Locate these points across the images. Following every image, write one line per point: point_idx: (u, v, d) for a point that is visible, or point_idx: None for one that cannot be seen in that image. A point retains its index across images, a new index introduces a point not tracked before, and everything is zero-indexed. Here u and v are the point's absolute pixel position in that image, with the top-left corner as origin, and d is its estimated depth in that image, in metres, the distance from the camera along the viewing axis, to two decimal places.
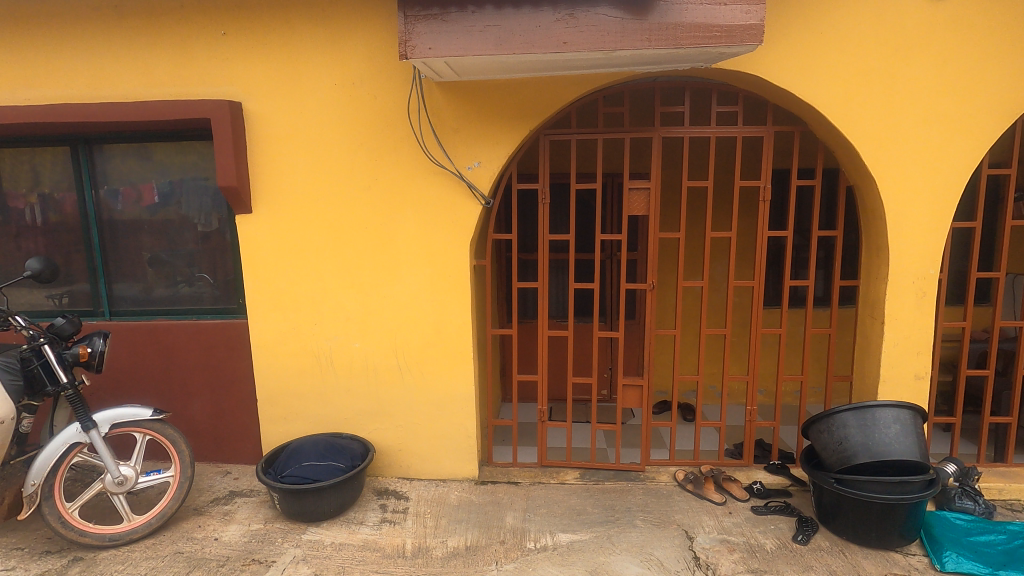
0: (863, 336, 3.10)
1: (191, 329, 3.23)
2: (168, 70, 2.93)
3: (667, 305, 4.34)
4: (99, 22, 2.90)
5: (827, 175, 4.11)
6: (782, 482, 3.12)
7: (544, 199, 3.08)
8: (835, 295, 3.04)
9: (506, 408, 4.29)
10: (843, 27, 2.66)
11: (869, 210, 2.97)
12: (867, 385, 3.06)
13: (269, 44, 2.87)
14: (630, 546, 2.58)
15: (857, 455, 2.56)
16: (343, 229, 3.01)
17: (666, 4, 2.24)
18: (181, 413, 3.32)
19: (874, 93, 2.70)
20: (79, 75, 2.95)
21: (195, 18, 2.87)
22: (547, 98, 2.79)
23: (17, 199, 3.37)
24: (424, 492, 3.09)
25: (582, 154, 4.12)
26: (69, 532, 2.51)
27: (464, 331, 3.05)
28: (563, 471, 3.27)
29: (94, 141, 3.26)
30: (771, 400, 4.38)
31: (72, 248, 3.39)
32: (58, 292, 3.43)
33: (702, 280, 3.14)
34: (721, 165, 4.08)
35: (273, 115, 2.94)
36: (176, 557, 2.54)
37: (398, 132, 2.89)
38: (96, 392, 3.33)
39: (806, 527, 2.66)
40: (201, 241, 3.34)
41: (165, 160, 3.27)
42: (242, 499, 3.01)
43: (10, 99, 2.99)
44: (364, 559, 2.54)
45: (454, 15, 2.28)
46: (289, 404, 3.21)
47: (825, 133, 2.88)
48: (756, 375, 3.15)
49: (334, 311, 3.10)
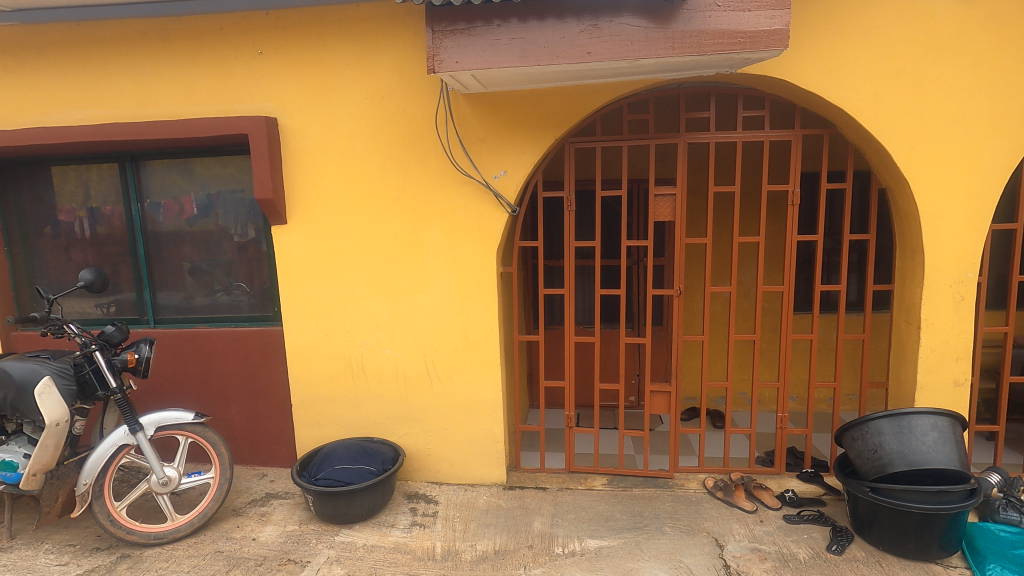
0: (899, 342, 3.03)
1: (230, 336, 3.36)
2: (208, 88, 3.07)
3: (695, 310, 4.31)
4: (145, 46, 3.06)
5: (859, 178, 4.04)
6: (815, 491, 3.06)
7: (568, 207, 3.08)
8: (868, 300, 2.98)
9: (533, 414, 4.33)
10: (871, 29, 2.63)
11: (903, 213, 2.91)
12: (904, 392, 2.99)
13: (303, 60, 2.98)
14: (658, 553, 2.57)
15: (893, 463, 2.50)
16: (373, 237, 3.10)
17: (689, 12, 2.26)
18: (220, 417, 3.44)
19: (905, 95, 2.66)
20: (126, 94, 3.12)
21: (233, 37, 3.01)
22: (572, 108, 2.83)
23: (67, 213, 3.56)
24: (453, 496, 3.14)
25: (607, 161, 4.16)
26: (117, 530, 2.63)
27: (490, 339, 3.09)
28: (591, 477, 3.29)
29: (140, 158, 3.43)
30: (803, 406, 4.29)
31: (119, 259, 3.57)
32: (106, 301, 3.61)
33: (730, 286, 3.09)
34: (748, 169, 4.05)
35: (306, 129, 3.05)
36: (217, 556, 2.63)
37: (426, 144, 2.97)
38: (141, 396, 3.49)
39: (840, 537, 2.61)
40: (239, 251, 3.47)
41: (204, 173, 3.42)
42: (278, 500, 3.12)
43: (63, 119, 3.18)
44: (395, 560, 2.59)
45: (480, 29, 2.34)
46: (322, 408, 3.30)
47: (855, 135, 2.84)
48: (786, 381, 3.10)
49: (365, 319, 3.19)
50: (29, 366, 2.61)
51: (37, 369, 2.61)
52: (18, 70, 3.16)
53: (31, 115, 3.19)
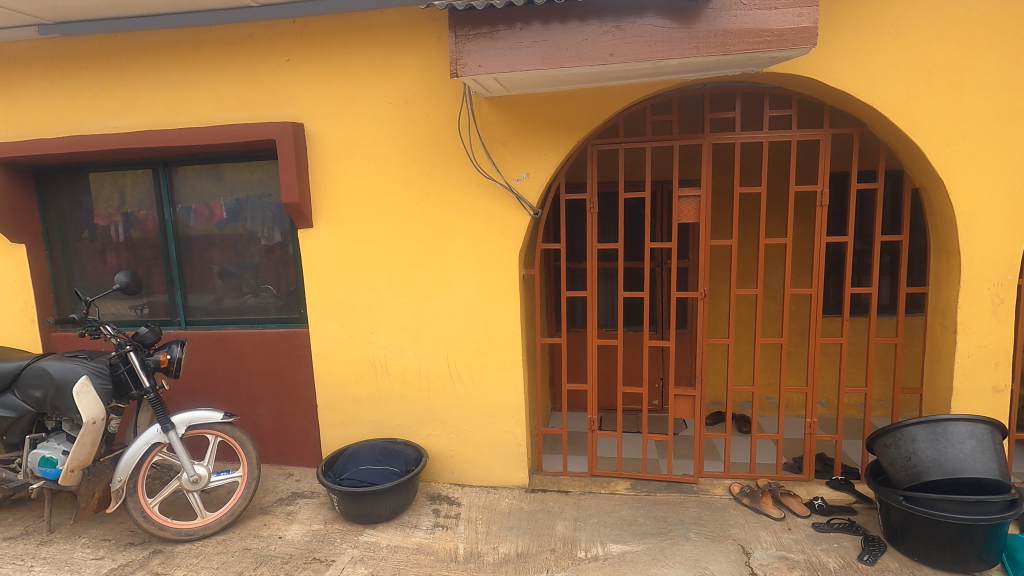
0: (934, 347, 2.94)
1: (258, 338, 3.42)
2: (237, 95, 3.14)
3: (720, 312, 4.25)
4: (177, 55, 3.15)
5: (891, 178, 3.94)
6: (845, 498, 2.99)
7: (591, 210, 3.06)
8: (902, 302, 2.88)
9: (556, 416, 4.31)
10: (903, 25, 2.56)
11: (937, 213, 2.82)
12: (939, 398, 2.89)
13: (328, 66, 3.04)
14: (683, 560, 2.53)
15: (928, 471, 2.42)
16: (396, 240, 3.13)
17: (714, 11, 2.23)
18: (248, 417, 3.51)
19: (939, 92, 2.58)
20: (159, 103, 3.21)
21: (261, 46, 3.07)
22: (594, 110, 2.82)
23: (103, 218, 3.68)
24: (476, 498, 3.14)
25: (630, 163, 4.13)
26: (150, 526, 2.70)
27: (513, 341, 3.10)
28: (614, 481, 3.26)
29: (172, 164, 3.53)
30: (832, 412, 4.19)
31: (152, 262, 3.68)
32: (140, 304, 3.73)
33: (756, 289, 3.02)
34: (775, 169, 3.98)
35: (332, 134, 3.10)
36: (245, 553, 2.69)
37: (449, 147, 2.99)
38: (173, 396, 3.58)
39: (873, 547, 2.53)
40: (266, 254, 3.54)
41: (233, 178, 3.50)
42: (304, 499, 3.17)
43: (100, 127, 3.29)
44: (419, 561, 2.61)
45: (502, 32, 2.35)
46: (347, 409, 3.35)
47: (886, 133, 2.77)
48: (815, 385, 3.02)
49: (388, 321, 3.22)
50: (68, 366, 2.70)
51: (76, 369, 2.70)
52: (58, 80, 3.29)
53: (71, 124, 3.31)
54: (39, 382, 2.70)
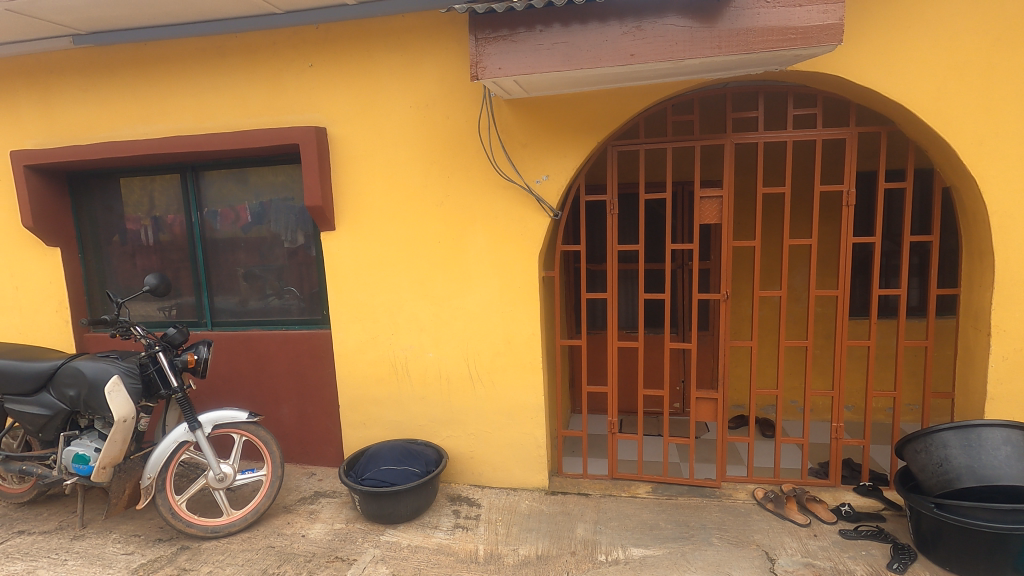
0: (966, 350, 2.85)
1: (282, 339, 3.48)
2: (262, 100, 3.20)
3: (743, 314, 4.19)
4: (204, 63, 3.22)
5: (921, 177, 3.84)
6: (873, 505, 2.92)
7: (611, 211, 3.04)
8: (932, 304, 2.80)
9: (576, 419, 4.30)
10: (934, 21, 2.50)
11: (970, 213, 2.75)
12: (973, 403, 2.80)
13: (350, 71, 3.08)
14: (705, 565, 2.50)
15: (960, 478, 2.35)
16: (417, 242, 3.16)
17: (736, 9, 2.21)
18: (272, 416, 3.57)
19: (971, 88, 2.51)
20: (187, 109, 3.29)
21: (286, 52, 3.13)
22: (614, 111, 2.81)
23: (133, 222, 3.78)
24: (495, 500, 3.15)
25: (651, 164, 4.10)
26: (178, 523, 2.76)
27: (533, 343, 3.10)
28: (635, 485, 3.24)
29: (199, 169, 3.61)
30: (859, 417, 4.11)
31: (180, 265, 3.77)
32: (168, 305, 3.82)
33: (780, 291, 2.96)
34: (799, 169, 3.92)
35: (354, 138, 3.14)
36: (269, 551, 2.73)
37: (469, 150, 3.01)
38: (199, 395, 3.66)
39: (902, 555, 2.47)
40: (290, 256, 3.60)
41: (258, 182, 3.56)
42: (327, 499, 3.20)
43: (131, 133, 3.38)
44: (439, 561, 2.62)
45: (522, 35, 2.35)
46: (368, 410, 3.38)
47: (915, 131, 2.71)
48: (841, 389, 2.96)
49: (409, 322, 3.25)
50: (101, 366, 2.78)
51: (108, 368, 2.78)
52: (91, 89, 3.39)
53: (103, 130, 3.41)
54: (73, 381, 2.79)
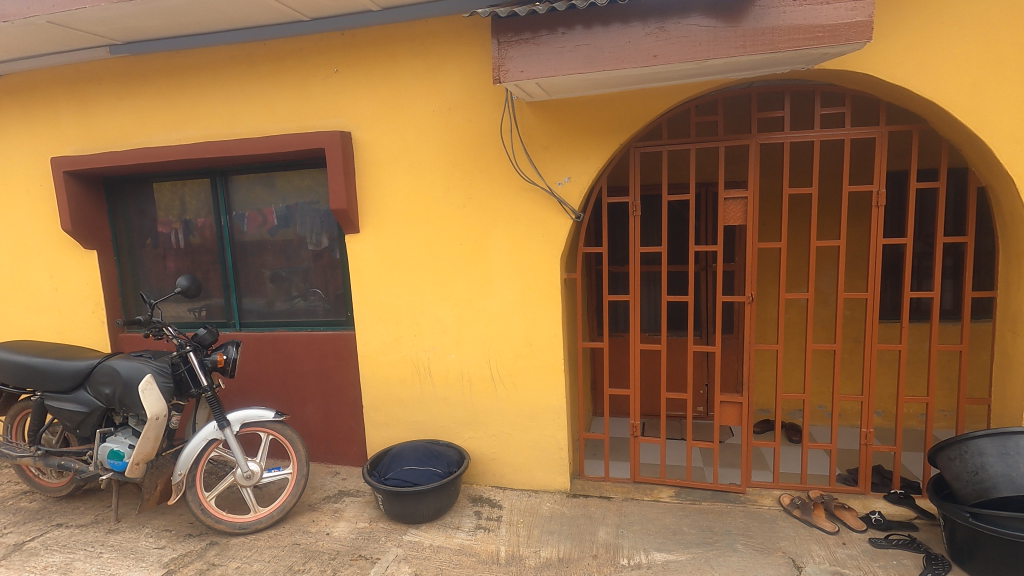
0: (1003, 355, 2.76)
1: (307, 340, 3.54)
2: (288, 106, 3.27)
3: (768, 317, 4.12)
4: (233, 70, 3.31)
5: (955, 176, 3.73)
6: (905, 513, 2.84)
7: (634, 213, 3.02)
8: (967, 307, 2.72)
9: (597, 422, 4.28)
10: (966, 16, 2.44)
11: (1007, 213, 2.66)
12: (1011, 409, 2.71)
13: (374, 76, 3.12)
14: (730, 571, 2.47)
15: (997, 487, 2.28)
16: (439, 244, 3.19)
17: (762, 8, 2.18)
18: (297, 416, 3.63)
19: (1007, 85, 2.44)
20: (217, 115, 3.38)
21: (311, 58, 3.19)
22: (637, 112, 2.80)
23: (165, 225, 3.89)
24: (517, 501, 3.15)
25: (674, 165, 4.06)
26: (207, 518, 2.83)
27: (554, 345, 3.09)
28: (657, 489, 3.22)
29: (228, 174, 3.70)
30: (890, 423, 4.00)
31: (209, 267, 3.87)
32: (199, 306, 3.92)
33: (807, 293, 2.90)
34: (827, 169, 3.84)
35: (377, 142, 3.18)
36: (295, 547, 2.78)
37: (490, 152, 3.03)
38: (228, 394, 3.75)
39: (936, 565, 2.40)
40: (315, 258, 3.66)
41: (285, 186, 3.64)
42: (350, 498, 3.24)
43: (164, 139, 3.48)
44: (460, 562, 2.64)
45: (544, 38, 2.36)
46: (391, 410, 3.42)
47: (949, 129, 2.63)
48: (871, 393, 2.89)
49: (432, 323, 3.27)
50: (134, 365, 2.86)
51: (141, 368, 2.85)
52: (126, 97, 3.51)
53: (137, 137, 3.53)
54: (109, 379, 2.88)
